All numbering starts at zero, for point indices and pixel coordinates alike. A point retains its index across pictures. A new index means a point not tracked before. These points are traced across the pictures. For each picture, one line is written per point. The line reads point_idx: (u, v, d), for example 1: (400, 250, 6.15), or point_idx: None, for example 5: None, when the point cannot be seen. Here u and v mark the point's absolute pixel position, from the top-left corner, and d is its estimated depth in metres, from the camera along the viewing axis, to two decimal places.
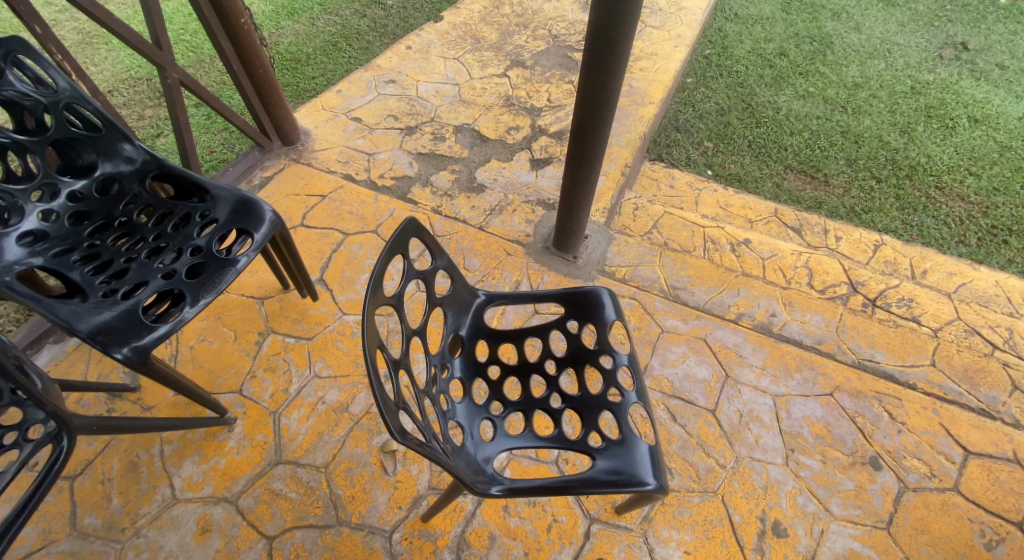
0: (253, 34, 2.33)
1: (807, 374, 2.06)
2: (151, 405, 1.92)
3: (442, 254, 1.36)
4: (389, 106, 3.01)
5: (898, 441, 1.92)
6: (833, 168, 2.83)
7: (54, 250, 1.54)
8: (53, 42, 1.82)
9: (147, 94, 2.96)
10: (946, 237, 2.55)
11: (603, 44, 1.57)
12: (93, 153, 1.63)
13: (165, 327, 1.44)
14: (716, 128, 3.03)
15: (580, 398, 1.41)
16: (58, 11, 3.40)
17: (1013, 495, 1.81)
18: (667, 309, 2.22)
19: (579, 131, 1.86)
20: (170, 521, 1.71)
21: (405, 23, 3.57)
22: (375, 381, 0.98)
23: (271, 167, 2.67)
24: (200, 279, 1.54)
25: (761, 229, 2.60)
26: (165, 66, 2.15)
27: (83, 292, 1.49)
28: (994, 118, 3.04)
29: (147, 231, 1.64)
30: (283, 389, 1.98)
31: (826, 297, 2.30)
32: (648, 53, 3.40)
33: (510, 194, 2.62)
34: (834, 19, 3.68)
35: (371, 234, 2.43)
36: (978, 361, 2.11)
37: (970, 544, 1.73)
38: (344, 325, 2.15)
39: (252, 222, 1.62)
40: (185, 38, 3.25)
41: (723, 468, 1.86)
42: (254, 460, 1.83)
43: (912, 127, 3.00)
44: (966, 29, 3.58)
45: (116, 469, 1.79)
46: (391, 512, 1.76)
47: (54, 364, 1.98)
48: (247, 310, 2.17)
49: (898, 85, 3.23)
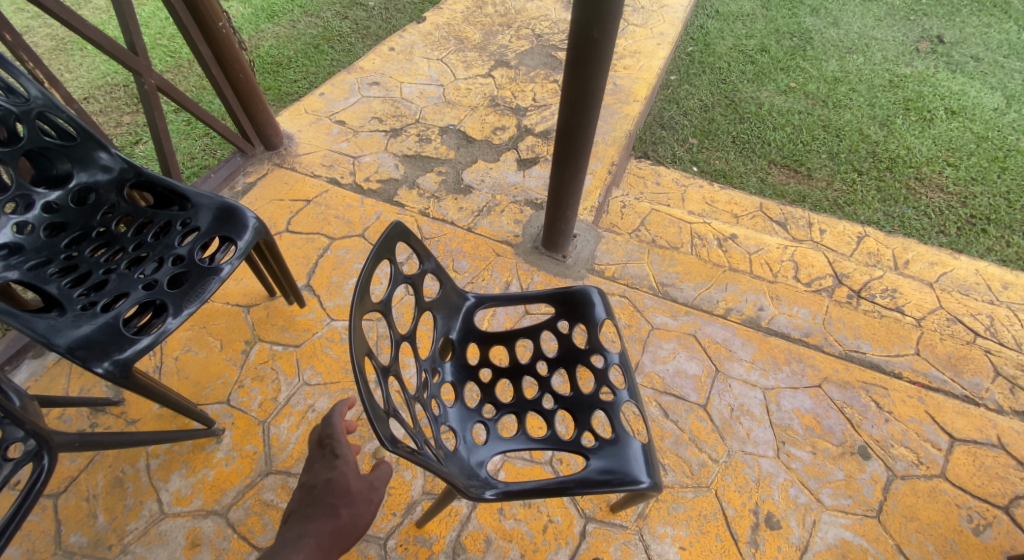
0: (232, 37, 2.29)
1: (796, 366, 2.09)
2: (135, 419, 1.87)
3: (430, 257, 1.34)
4: (373, 109, 2.98)
5: (885, 430, 1.95)
6: (816, 162, 2.86)
7: (30, 263, 1.48)
8: (24, 50, 1.76)
9: (124, 100, 2.89)
10: (926, 227, 2.60)
11: (585, 43, 1.56)
12: (68, 162, 1.57)
13: (148, 339, 1.41)
14: (700, 125, 3.05)
15: (572, 398, 1.40)
16: (30, 17, 3.31)
17: (997, 479, 1.85)
18: (657, 306, 2.23)
19: (564, 131, 1.86)
20: (158, 537, 1.67)
21: (387, 24, 3.54)
22: (364, 390, 0.97)
23: (254, 173, 2.63)
24: (182, 289, 1.51)
25: (747, 224, 2.62)
26: (141, 72, 2.09)
27: (60, 305, 1.44)
28: (970, 109, 3.10)
29: (127, 241, 1.60)
30: (272, 398, 1.95)
31: (812, 290, 2.33)
32: (631, 51, 3.41)
33: (497, 195, 2.61)
34: (813, 14, 3.73)
35: (358, 238, 2.40)
36: (961, 348, 2.14)
37: (958, 529, 1.76)
38: (333, 332, 2.13)
39: (235, 230, 1.60)
40: (161, 43, 3.18)
41: (716, 463, 1.87)
42: (243, 471, 1.80)
43: (891, 120, 3.05)
44: (941, 23, 3.64)
45: (101, 484, 1.74)
46: (385, 519, 1.74)
47: (34, 381, 1.92)
48: (233, 318, 2.13)
49: (877, 78, 3.28)
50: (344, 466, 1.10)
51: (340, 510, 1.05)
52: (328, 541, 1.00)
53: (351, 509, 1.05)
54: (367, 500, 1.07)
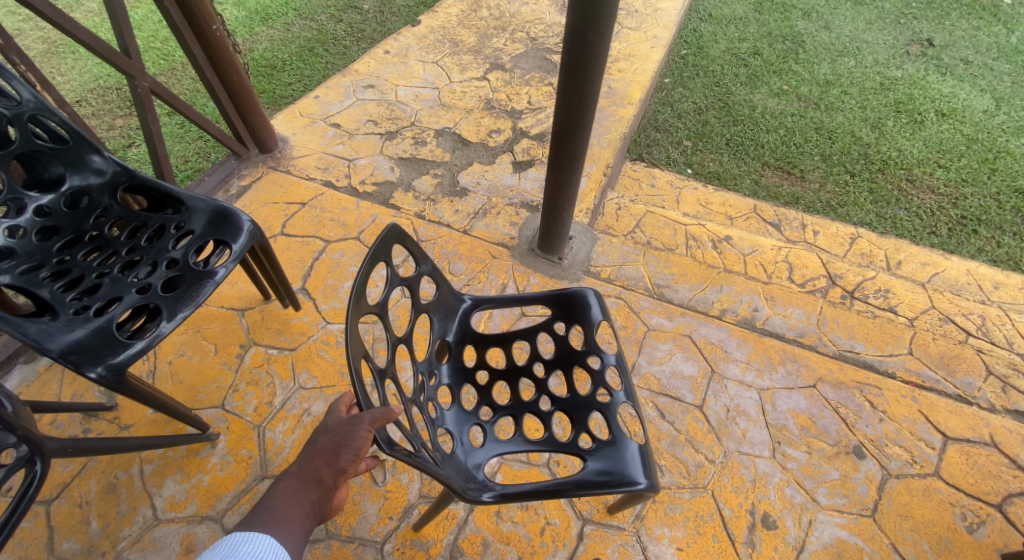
0: (226, 40, 2.28)
1: (791, 367, 2.10)
2: (128, 425, 1.86)
3: (426, 259, 1.34)
4: (369, 112, 2.98)
5: (879, 429, 1.96)
6: (809, 164, 2.88)
7: (22, 267, 1.47)
8: (15, 52, 1.75)
9: (117, 103, 2.87)
10: (918, 228, 2.62)
11: (581, 46, 1.57)
12: (61, 166, 1.56)
13: (141, 343, 1.40)
14: (694, 127, 3.07)
15: (569, 400, 1.40)
16: (21, 20, 3.28)
17: (990, 477, 1.86)
18: (652, 307, 2.24)
19: (559, 133, 1.86)
20: (152, 543, 1.65)
21: (382, 27, 3.55)
22: (362, 393, 0.97)
23: (248, 176, 2.61)
24: (176, 292, 1.50)
25: (741, 225, 2.64)
26: (135, 75, 2.08)
27: (52, 310, 1.43)
28: (960, 112, 3.13)
29: (120, 245, 1.59)
30: (267, 402, 1.94)
31: (806, 291, 2.34)
32: (625, 54, 3.43)
33: (493, 197, 2.61)
34: (804, 18, 3.76)
35: (354, 241, 2.40)
36: (953, 347, 2.16)
37: (952, 528, 1.77)
38: (328, 335, 2.12)
39: (230, 233, 1.59)
40: (155, 46, 3.17)
41: (713, 463, 1.87)
42: (238, 476, 1.79)
43: (882, 122, 3.07)
44: (931, 26, 3.68)
45: (94, 491, 1.73)
46: (381, 523, 1.73)
47: (25, 386, 1.90)
48: (227, 322, 2.12)
49: (868, 81, 3.31)
50: (328, 414, 1.04)
51: (318, 442, 0.99)
52: (308, 472, 0.96)
53: (328, 435, 0.98)
54: (348, 424, 0.96)
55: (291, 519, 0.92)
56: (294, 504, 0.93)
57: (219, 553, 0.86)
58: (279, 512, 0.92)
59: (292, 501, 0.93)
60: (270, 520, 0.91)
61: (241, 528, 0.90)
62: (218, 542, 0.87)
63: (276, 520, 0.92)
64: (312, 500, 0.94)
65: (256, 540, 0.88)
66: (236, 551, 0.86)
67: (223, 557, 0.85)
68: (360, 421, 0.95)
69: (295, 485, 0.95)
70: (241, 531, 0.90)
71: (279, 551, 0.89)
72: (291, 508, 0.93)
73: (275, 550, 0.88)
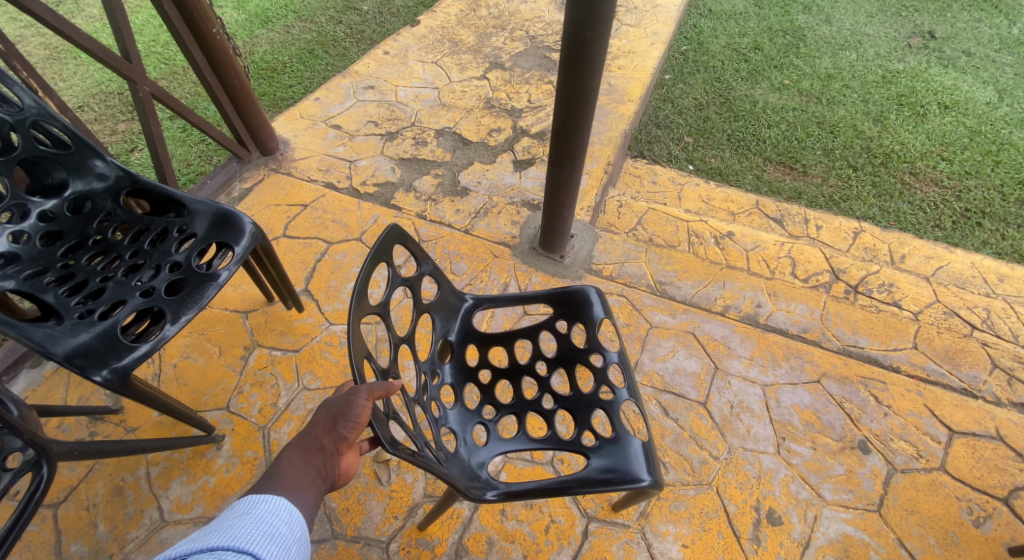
0: (226, 43, 2.28)
1: (794, 362, 2.09)
2: (134, 427, 1.87)
3: (427, 259, 1.34)
4: (369, 112, 2.98)
5: (885, 424, 1.95)
6: (811, 159, 2.87)
7: (26, 272, 1.48)
8: (17, 59, 1.76)
9: (119, 108, 2.89)
10: (922, 221, 2.61)
11: (579, 44, 1.57)
12: (64, 171, 1.56)
13: (145, 347, 1.41)
14: (695, 123, 3.07)
15: (572, 398, 1.40)
16: (23, 26, 3.30)
17: (996, 471, 1.85)
18: (655, 305, 2.23)
19: (559, 132, 1.86)
20: (159, 545, 1.66)
21: (382, 28, 3.55)
22: (359, 371, 1.00)
23: (250, 178, 2.62)
24: (179, 295, 1.51)
25: (744, 221, 2.63)
26: (136, 79, 2.08)
27: (57, 314, 1.44)
28: (963, 104, 3.11)
29: (123, 249, 1.60)
30: (272, 404, 1.95)
31: (810, 286, 2.33)
32: (625, 51, 3.41)
33: (494, 196, 2.61)
34: (804, 12, 3.75)
35: (355, 242, 2.40)
36: (957, 341, 2.15)
37: (959, 522, 1.76)
38: (332, 336, 2.13)
39: (232, 236, 1.59)
40: (155, 50, 3.18)
41: (717, 460, 1.87)
42: (244, 477, 1.80)
43: (885, 115, 3.06)
44: (932, 18, 3.66)
45: (101, 493, 1.74)
46: (387, 523, 1.74)
47: (31, 391, 1.91)
48: (231, 325, 2.13)
49: (870, 75, 3.29)
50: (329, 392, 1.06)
51: (317, 415, 1.00)
52: (310, 441, 0.96)
53: (326, 407, 0.99)
54: (346, 394, 0.98)
55: (300, 484, 0.91)
56: (300, 471, 0.93)
57: (235, 512, 0.83)
58: (285, 478, 0.92)
59: (298, 468, 0.93)
60: (279, 486, 0.90)
61: (251, 494, 0.87)
62: (232, 504, 0.85)
63: (285, 486, 0.90)
64: (317, 466, 0.95)
65: (272, 501, 0.86)
66: (253, 509, 0.84)
67: (240, 514, 0.82)
68: (359, 393, 0.97)
69: (298, 454, 0.95)
70: (253, 495, 0.87)
71: (294, 512, 0.87)
72: (298, 475, 0.93)
73: (289, 510, 0.87)
